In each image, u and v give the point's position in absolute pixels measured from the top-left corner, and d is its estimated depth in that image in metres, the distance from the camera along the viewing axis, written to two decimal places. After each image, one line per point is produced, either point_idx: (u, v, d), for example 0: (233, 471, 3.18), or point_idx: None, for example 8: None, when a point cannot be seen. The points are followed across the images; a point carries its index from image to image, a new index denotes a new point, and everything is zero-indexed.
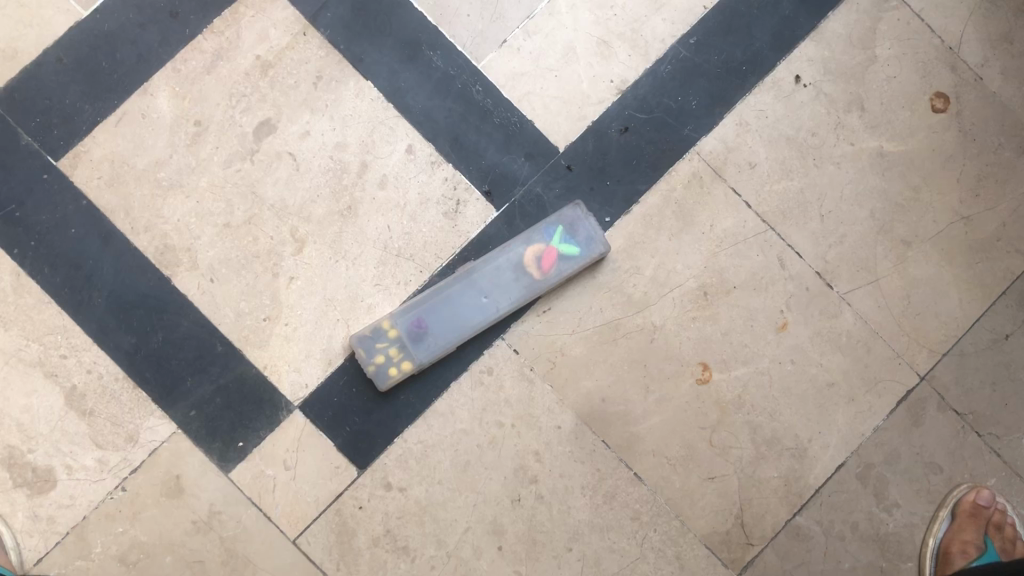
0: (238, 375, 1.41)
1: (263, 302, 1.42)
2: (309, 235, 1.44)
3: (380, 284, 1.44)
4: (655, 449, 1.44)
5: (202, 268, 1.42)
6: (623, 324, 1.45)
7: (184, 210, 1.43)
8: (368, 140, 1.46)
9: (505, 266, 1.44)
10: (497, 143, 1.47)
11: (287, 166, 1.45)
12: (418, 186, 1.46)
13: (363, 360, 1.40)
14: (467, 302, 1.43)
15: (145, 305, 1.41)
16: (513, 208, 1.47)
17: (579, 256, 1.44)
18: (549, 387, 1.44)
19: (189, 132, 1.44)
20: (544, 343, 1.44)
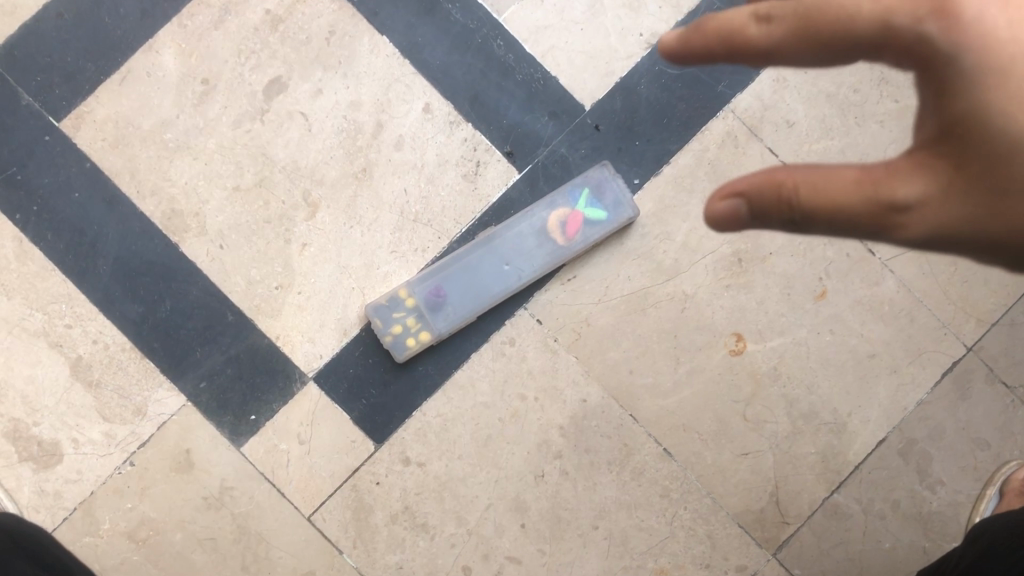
0: (250, 345, 1.35)
1: (274, 269, 1.36)
2: (322, 199, 1.37)
3: (397, 251, 1.37)
4: (686, 423, 1.37)
5: (211, 234, 1.36)
6: (652, 293, 1.38)
7: (192, 172, 1.37)
8: (383, 99, 1.39)
9: (527, 232, 1.37)
10: (520, 101, 1.39)
11: (299, 127, 1.38)
12: (437, 147, 1.39)
13: (379, 330, 1.34)
14: (487, 269, 1.36)
15: (153, 272, 1.35)
16: (536, 170, 1.39)
17: (606, 220, 1.36)
18: (574, 359, 1.37)
19: (196, 91, 1.37)
20: (568, 313, 1.37)
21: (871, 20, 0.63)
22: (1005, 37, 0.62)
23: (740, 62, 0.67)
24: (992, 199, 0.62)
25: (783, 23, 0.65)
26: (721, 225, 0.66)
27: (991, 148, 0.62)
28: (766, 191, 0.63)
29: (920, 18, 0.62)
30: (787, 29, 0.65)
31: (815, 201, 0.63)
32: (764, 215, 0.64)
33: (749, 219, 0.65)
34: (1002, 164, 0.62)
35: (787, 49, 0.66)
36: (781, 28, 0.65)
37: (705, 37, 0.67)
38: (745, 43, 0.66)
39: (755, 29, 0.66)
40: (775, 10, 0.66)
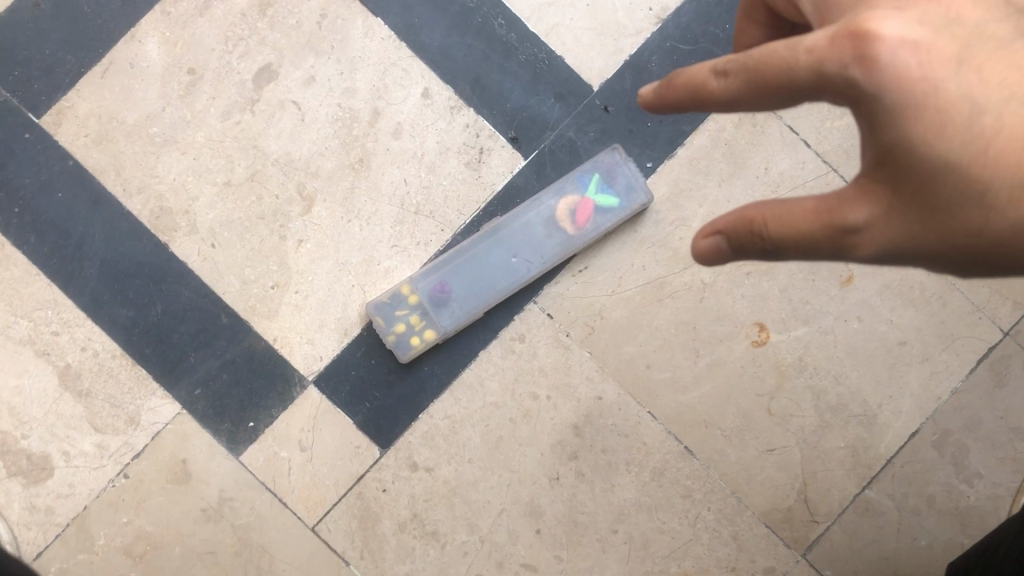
0: (246, 349, 1.28)
1: (269, 267, 1.29)
2: (318, 192, 1.30)
3: (398, 246, 1.30)
4: (707, 419, 1.30)
5: (202, 232, 1.29)
6: (668, 283, 1.30)
7: (180, 167, 1.30)
8: (379, 84, 1.32)
9: (535, 221, 1.29)
10: (524, 83, 1.32)
11: (291, 117, 1.31)
12: (437, 134, 1.32)
13: (381, 329, 1.27)
14: (494, 263, 1.29)
15: (142, 274, 1.28)
16: (543, 155, 1.32)
17: (618, 207, 1.29)
18: (588, 354, 1.30)
19: (182, 81, 1.30)
20: (580, 306, 1.30)
21: (810, 69, 0.63)
22: (921, 70, 0.62)
23: (709, 108, 0.71)
24: (927, 217, 0.64)
25: (736, 77, 0.68)
26: (711, 258, 0.73)
27: (918, 173, 0.64)
28: (739, 226, 0.69)
29: (846, 63, 0.62)
30: (740, 81, 0.68)
31: (778, 232, 0.67)
32: (739, 246, 0.71)
33: (731, 251, 0.71)
34: (930, 185, 0.63)
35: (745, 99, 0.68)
36: (735, 81, 0.68)
37: (677, 93, 0.72)
38: (709, 96, 0.70)
39: (715, 82, 0.69)
40: (731, 62, 0.68)
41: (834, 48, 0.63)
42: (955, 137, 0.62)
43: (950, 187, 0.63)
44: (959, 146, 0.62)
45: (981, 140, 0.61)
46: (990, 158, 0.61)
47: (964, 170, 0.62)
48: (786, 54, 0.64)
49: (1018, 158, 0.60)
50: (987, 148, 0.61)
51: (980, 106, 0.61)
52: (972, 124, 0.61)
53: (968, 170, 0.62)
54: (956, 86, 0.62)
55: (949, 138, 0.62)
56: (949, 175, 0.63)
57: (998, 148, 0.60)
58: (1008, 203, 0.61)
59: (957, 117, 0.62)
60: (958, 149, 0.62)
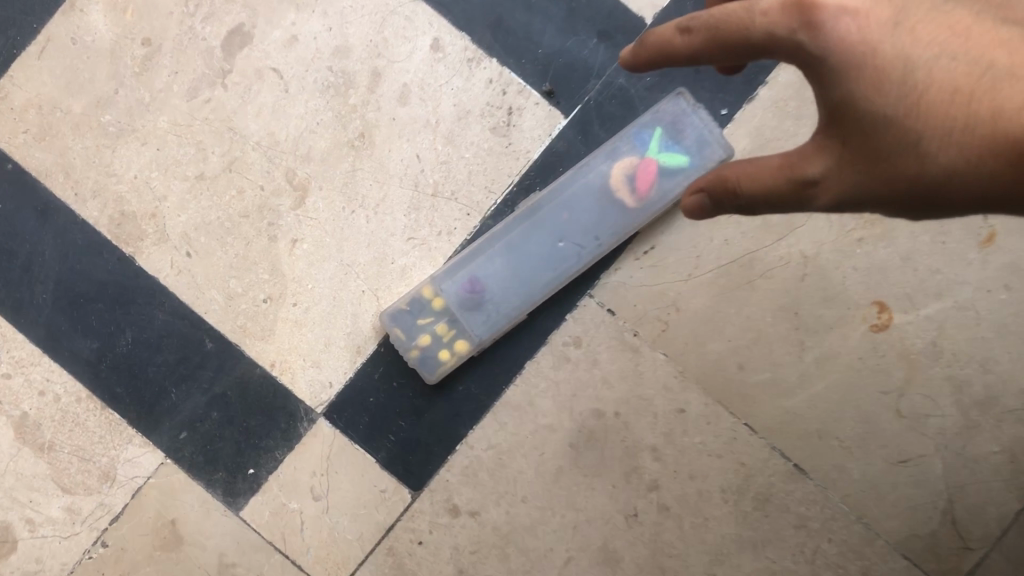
0: (238, 379, 1.04)
1: (259, 277, 1.04)
2: (311, 179, 1.05)
3: (415, 238, 1.04)
4: (821, 429, 1.02)
5: (174, 239, 1.05)
6: (760, 259, 1.03)
7: (142, 161, 1.05)
8: (376, 40, 1.06)
9: (584, 193, 1.02)
10: (558, 22, 1.06)
11: (272, 89, 1.06)
12: (454, 94, 1.06)
13: (401, 343, 1.01)
14: (534, 249, 1.02)
15: (106, 297, 1.05)
16: (588, 111, 1.05)
17: (688, 167, 1.01)
18: (663, 357, 1.03)
19: (136, 56, 1.05)
20: (648, 296, 1.03)
21: (768, 33, 0.60)
22: (860, 33, 0.60)
23: (671, 67, 0.66)
24: (871, 169, 0.61)
25: (698, 33, 0.63)
26: (694, 215, 0.70)
27: (860, 127, 0.61)
28: (715, 185, 0.67)
29: (793, 28, 0.60)
30: (703, 38, 0.63)
31: (748, 189, 0.65)
32: (713, 201, 0.68)
33: (710, 210, 0.68)
34: (874, 138, 0.60)
35: (708, 56, 0.64)
36: (696, 42, 0.63)
37: (643, 52, 0.66)
38: (673, 53, 0.65)
39: (678, 38, 0.64)
40: (693, 18, 0.63)
41: (784, 12, 0.60)
42: (890, 91, 0.59)
43: (890, 138, 0.60)
44: (895, 100, 0.59)
45: (914, 94, 0.59)
46: (923, 110, 0.58)
47: (900, 123, 0.59)
48: (742, 15, 0.61)
49: (949, 108, 0.57)
50: (920, 101, 0.58)
51: (914, 64, 0.59)
52: (905, 81, 0.59)
53: (904, 122, 0.59)
54: (892, 46, 0.59)
55: (886, 93, 0.59)
56: (889, 127, 0.60)
57: (929, 101, 0.58)
58: (940, 151, 0.58)
59: (891, 74, 0.59)
60: (894, 105, 0.59)
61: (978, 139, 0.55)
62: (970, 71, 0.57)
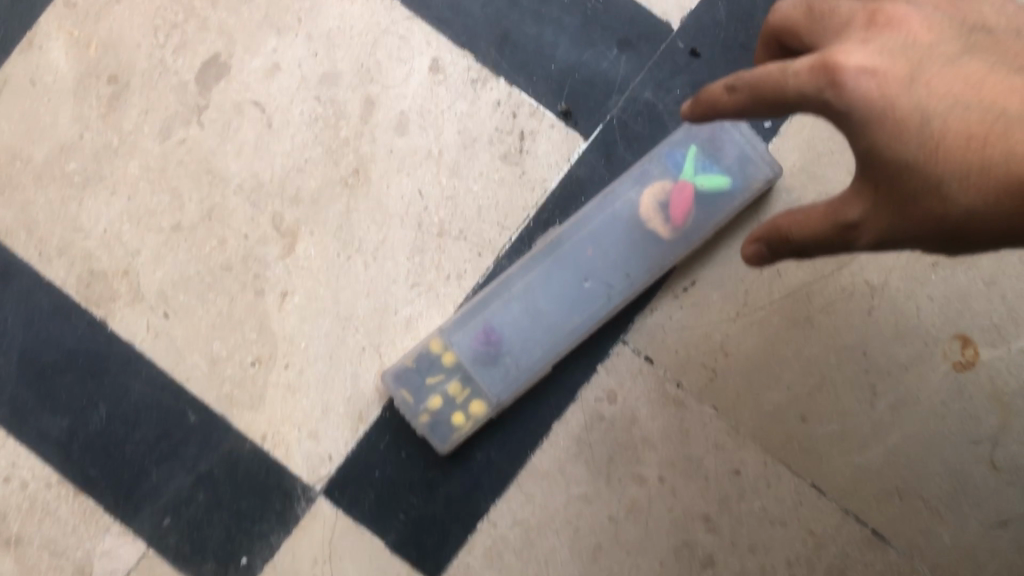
0: (226, 455, 0.91)
1: (245, 337, 0.92)
2: (301, 223, 0.93)
3: (421, 284, 0.91)
4: (901, 487, 0.87)
5: (150, 298, 0.93)
6: (818, 292, 0.89)
7: (112, 212, 0.93)
8: (368, 63, 0.94)
9: (612, 225, 0.89)
10: (572, 33, 0.93)
11: (253, 124, 0.94)
12: (458, 120, 0.93)
13: (408, 407, 0.86)
14: (558, 292, 0.88)
15: (76, 367, 0.92)
16: (611, 132, 0.92)
17: (730, 190, 0.88)
18: (712, 410, 0.89)
19: (102, 95, 0.94)
20: (691, 341, 0.89)
21: (802, 92, 0.58)
22: (880, 89, 0.57)
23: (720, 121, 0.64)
24: (900, 212, 0.58)
25: (742, 91, 0.61)
26: (754, 264, 0.68)
27: (885, 174, 0.58)
28: (767, 234, 0.65)
29: (821, 87, 0.58)
30: (744, 97, 0.61)
31: (800, 235, 0.63)
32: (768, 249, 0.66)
33: (766, 257, 0.66)
34: (901, 184, 0.58)
35: (754, 112, 0.62)
36: (740, 100, 0.62)
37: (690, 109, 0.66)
38: (717, 110, 0.64)
39: (725, 96, 0.63)
40: (734, 77, 0.62)
41: (814, 71, 0.58)
42: (910, 139, 0.57)
43: (913, 183, 0.57)
44: (915, 147, 0.56)
45: (931, 143, 0.56)
46: (941, 158, 0.55)
47: (918, 170, 0.57)
48: (777, 75, 0.59)
49: (965, 154, 0.54)
50: (938, 148, 0.56)
51: (930, 114, 0.56)
52: (924, 130, 0.56)
53: (926, 170, 0.56)
54: (909, 98, 0.57)
55: (907, 142, 0.57)
56: (912, 174, 0.57)
57: (946, 149, 0.55)
58: (960, 194, 0.55)
59: (909, 124, 0.56)
60: (915, 154, 0.56)
61: (999, 184, 0.53)
62: (983, 118, 0.54)
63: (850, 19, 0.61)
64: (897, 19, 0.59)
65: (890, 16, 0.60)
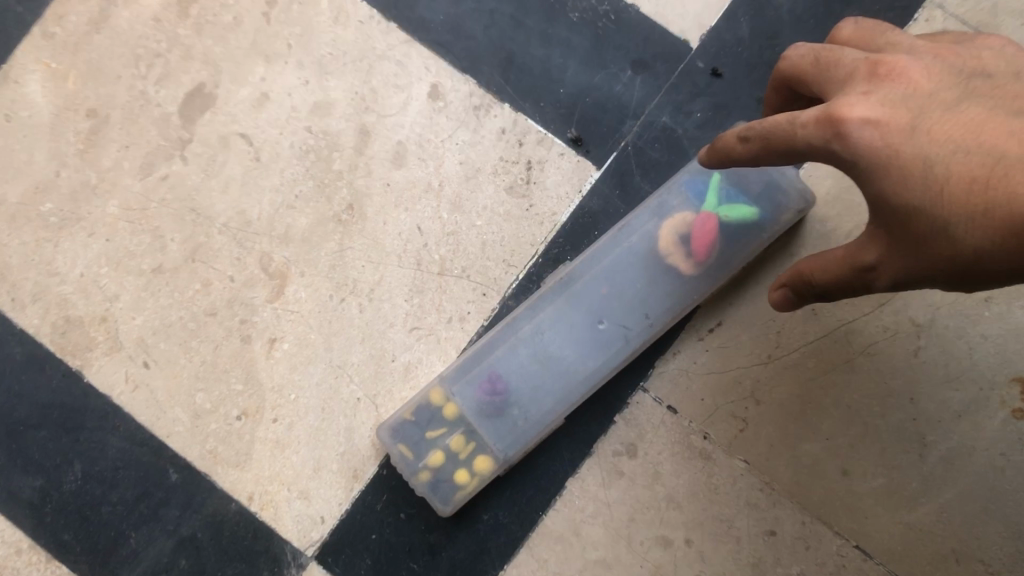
0: (210, 518, 0.83)
1: (231, 388, 0.84)
2: (291, 263, 0.86)
3: (421, 328, 0.84)
4: (959, 551, 0.77)
5: (129, 346, 0.86)
6: (858, 331, 0.80)
7: (89, 255, 0.87)
8: (363, 91, 0.88)
9: (628, 261, 0.81)
10: (582, 54, 0.86)
11: (240, 158, 0.87)
12: (460, 149, 0.86)
13: (406, 464, 0.78)
14: (570, 335, 0.80)
15: (49, 423, 0.85)
16: (626, 160, 0.85)
17: (758, 221, 0.80)
18: (743, 464, 0.80)
19: (81, 130, 0.88)
20: (718, 387, 0.81)
21: (809, 143, 0.57)
22: (882, 139, 0.55)
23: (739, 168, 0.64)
24: (916, 255, 0.55)
25: (754, 143, 0.61)
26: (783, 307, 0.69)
27: (896, 219, 0.55)
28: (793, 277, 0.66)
29: (827, 138, 0.56)
30: (758, 147, 0.61)
31: (823, 280, 0.63)
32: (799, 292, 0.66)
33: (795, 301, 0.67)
34: (911, 229, 0.55)
35: (771, 160, 0.62)
36: (754, 150, 0.62)
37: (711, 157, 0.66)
38: (736, 158, 0.64)
39: (741, 147, 0.63)
40: (750, 126, 0.62)
41: (818, 123, 0.56)
42: (915, 185, 0.53)
43: (924, 228, 0.54)
44: (920, 193, 0.53)
45: (934, 187, 0.52)
46: (947, 201, 0.52)
47: (928, 214, 0.53)
48: (785, 127, 0.58)
49: (968, 196, 0.50)
50: (943, 191, 0.52)
51: (931, 160, 0.53)
52: (927, 176, 0.53)
53: (934, 215, 0.53)
54: (911, 146, 0.54)
55: (911, 188, 0.53)
56: (921, 219, 0.54)
57: (951, 191, 0.51)
58: (967, 235, 0.51)
59: (912, 170, 0.53)
60: (921, 199, 0.53)
61: (1004, 225, 0.48)
62: (983, 160, 0.50)
63: (853, 70, 0.59)
64: (898, 69, 0.57)
65: (890, 67, 0.57)
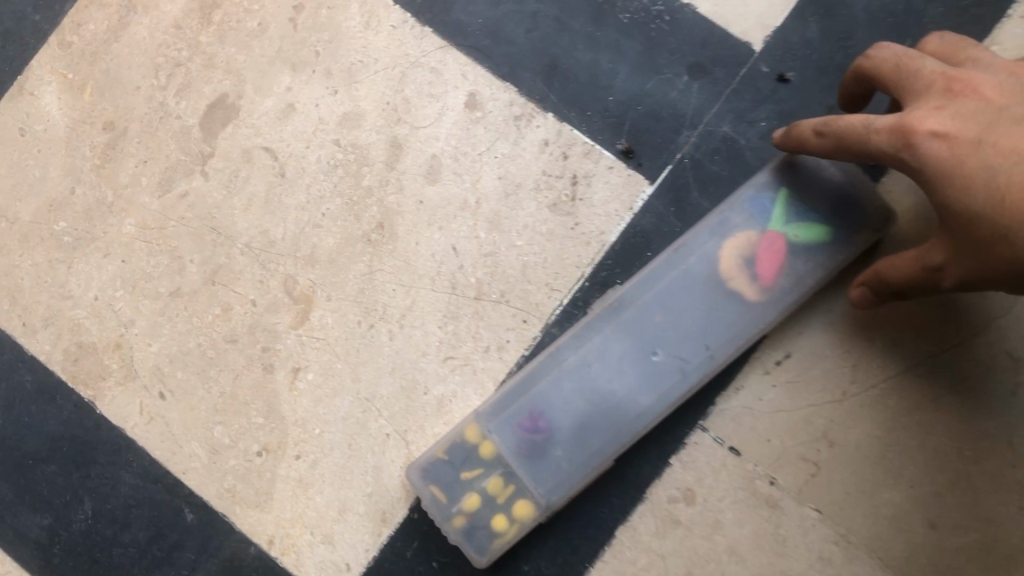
0: (227, 562, 0.76)
1: (251, 422, 0.78)
2: (316, 287, 0.79)
3: (457, 357, 0.77)
4: None
5: (143, 376, 0.80)
6: (946, 366, 0.72)
7: (104, 277, 0.81)
8: (395, 101, 0.81)
9: (684, 285, 0.73)
10: (633, 58, 0.79)
11: (264, 174, 0.81)
12: (499, 162, 0.79)
13: (438, 507, 0.71)
14: (620, 368, 0.72)
15: (59, 456, 0.79)
16: (682, 174, 0.77)
17: (831, 240, 0.71)
18: (816, 514, 0.71)
19: (97, 144, 0.83)
20: (787, 426, 0.72)
21: (880, 149, 0.59)
22: (948, 150, 0.56)
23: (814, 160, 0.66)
24: (977, 259, 0.56)
25: (828, 139, 0.63)
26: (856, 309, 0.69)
27: (958, 225, 0.56)
28: (867, 279, 0.66)
29: (896, 146, 0.58)
30: (833, 143, 0.63)
31: (895, 280, 0.63)
32: (871, 293, 0.66)
33: (866, 303, 0.67)
34: (973, 235, 0.55)
35: (846, 159, 0.63)
36: (828, 146, 0.63)
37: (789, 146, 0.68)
38: (814, 153, 0.65)
39: (818, 142, 0.64)
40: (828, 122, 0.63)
41: (892, 131, 0.58)
42: (977, 194, 0.54)
43: (985, 236, 0.54)
44: (983, 201, 0.54)
45: (997, 197, 0.53)
46: (1008, 210, 0.52)
47: (989, 221, 0.54)
48: (859, 130, 0.60)
49: None
50: (1005, 201, 0.53)
51: (995, 170, 0.53)
52: (990, 185, 0.53)
53: (993, 222, 0.53)
54: (976, 157, 0.55)
55: (974, 196, 0.54)
56: (982, 226, 0.54)
57: (1014, 201, 0.52)
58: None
59: (975, 179, 0.54)
60: (982, 207, 0.54)
61: None
62: None
63: (931, 83, 0.60)
64: (972, 85, 0.58)
65: (964, 84, 0.58)
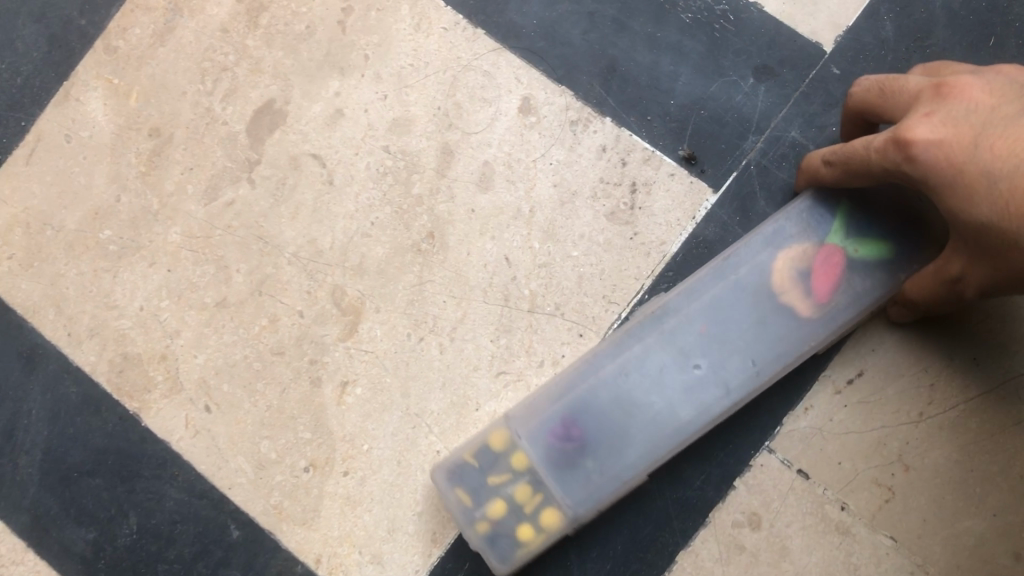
0: None
1: (298, 437, 0.76)
2: (365, 298, 0.77)
3: (510, 372, 0.74)
4: None
5: (189, 388, 0.78)
6: None
7: (150, 286, 0.79)
8: (446, 106, 0.79)
9: (733, 297, 0.69)
10: (696, 60, 0.76)
11: (312, 181, 0.79)
12: (555, 169, 0.76)
13: (462, 511, 0.67)
14: (659, 378, 0.68)
15: (103, 470, 0.77)
16: (748, 181, 0.74)
17: (891, 257, 0.67)
18: (891, 541, 0.68)
19: (142, 151, 0.81)
20: (860, 449, 0.69)
21: (883, 166, 0.60)
22: (947, 158, 0.57)
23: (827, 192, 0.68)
24: (995, 263, 0.57)
25: (836, 167, 0.65)
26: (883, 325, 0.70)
27: (969, 233, 0.58)
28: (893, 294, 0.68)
29: (897, 161, 0.59)
30: (841, 170, 0.64)
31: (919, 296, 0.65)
32: (902, 309, 0.68)
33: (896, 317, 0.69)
34: (986, 241, 0.57)
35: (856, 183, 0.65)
36: (837, 174, 0.65)
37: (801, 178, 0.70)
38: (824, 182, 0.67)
39: (827, 172, 0.66)
40: (832, 151, 0.65)
41: (888, 147, 0.59)
42: (981, 201, 0.56)
43: (997, 241, 0.56)
44: (987, 207, 0.56)
45: (1001, 202, 0.55)
46: (1014, 215, 0.55)
47: (997, 226, 0.56)
48: (860, 153, 0.62)
49: None
50: (1010, 204, 0.55)
51: (995, 174, 0.56)
52: (993, 191, 0.56)
53: (1001, 227, 0.55)
54: (975, 163, 0.56)
55: (978, 203, 0.56)
56: (993, 232, 0.56)
57: (1017, 207, 0.54)
58: None
59: (977, 185, 0.56)
60: (988, 214, 0.56)
61: None
62: None
63: (919, 96, 0.62)
64: (959, 91, 0.60)
65: (953, 90, 0.60)
